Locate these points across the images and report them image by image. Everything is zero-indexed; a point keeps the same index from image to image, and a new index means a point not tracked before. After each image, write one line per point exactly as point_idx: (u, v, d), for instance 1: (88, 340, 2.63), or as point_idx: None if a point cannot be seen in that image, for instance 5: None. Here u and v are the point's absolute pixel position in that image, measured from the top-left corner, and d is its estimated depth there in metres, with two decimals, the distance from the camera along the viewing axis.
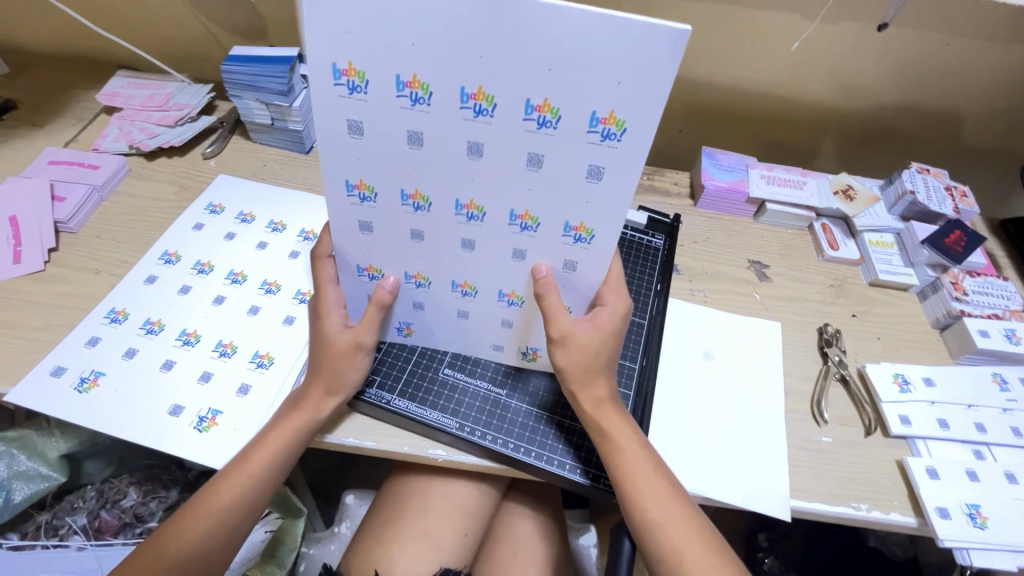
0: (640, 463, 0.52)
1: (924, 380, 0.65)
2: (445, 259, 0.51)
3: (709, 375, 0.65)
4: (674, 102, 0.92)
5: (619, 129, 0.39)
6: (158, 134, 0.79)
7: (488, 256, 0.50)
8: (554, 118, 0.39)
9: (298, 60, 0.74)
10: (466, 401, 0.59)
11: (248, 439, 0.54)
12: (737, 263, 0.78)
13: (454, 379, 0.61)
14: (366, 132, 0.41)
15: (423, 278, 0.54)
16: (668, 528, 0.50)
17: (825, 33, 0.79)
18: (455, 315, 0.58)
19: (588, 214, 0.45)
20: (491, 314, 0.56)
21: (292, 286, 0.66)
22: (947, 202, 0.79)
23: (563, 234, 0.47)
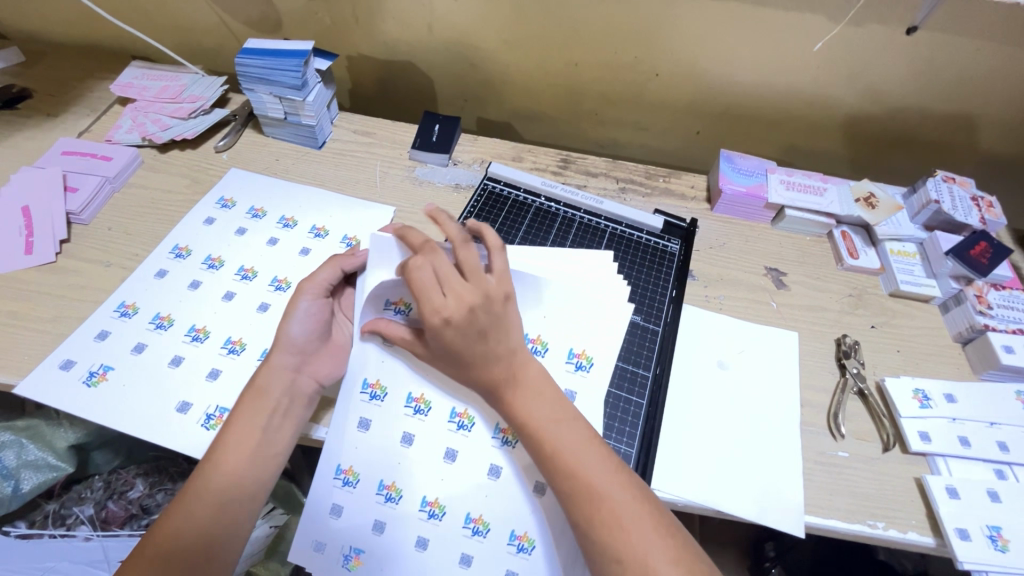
0: (565, 441, 0.49)
1: (945, 396, 0.64)
2: (451, 383, 0.56)
3: (723, 384, 0.64)
4: (692, 104, 0.91)
5: (587, 362, 0.59)
6: (171, 126, 0.78)
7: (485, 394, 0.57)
8: (551, 345, 0.59)
9: (312, 54, 0.73)
10: None
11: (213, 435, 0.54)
12: (755, 269, 0.76)
13: None
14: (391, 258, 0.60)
15: (423, 402, 0.56)
16: (611, 505, 0.46)
17: (851, 35, 0.77)
18: (438, 479, 0.54)
19: (588, 343, 0.59)
20: (484, 458, 0.54)
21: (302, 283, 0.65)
22: (973, 212, 0.76)
23: (567, 361, 0.59)
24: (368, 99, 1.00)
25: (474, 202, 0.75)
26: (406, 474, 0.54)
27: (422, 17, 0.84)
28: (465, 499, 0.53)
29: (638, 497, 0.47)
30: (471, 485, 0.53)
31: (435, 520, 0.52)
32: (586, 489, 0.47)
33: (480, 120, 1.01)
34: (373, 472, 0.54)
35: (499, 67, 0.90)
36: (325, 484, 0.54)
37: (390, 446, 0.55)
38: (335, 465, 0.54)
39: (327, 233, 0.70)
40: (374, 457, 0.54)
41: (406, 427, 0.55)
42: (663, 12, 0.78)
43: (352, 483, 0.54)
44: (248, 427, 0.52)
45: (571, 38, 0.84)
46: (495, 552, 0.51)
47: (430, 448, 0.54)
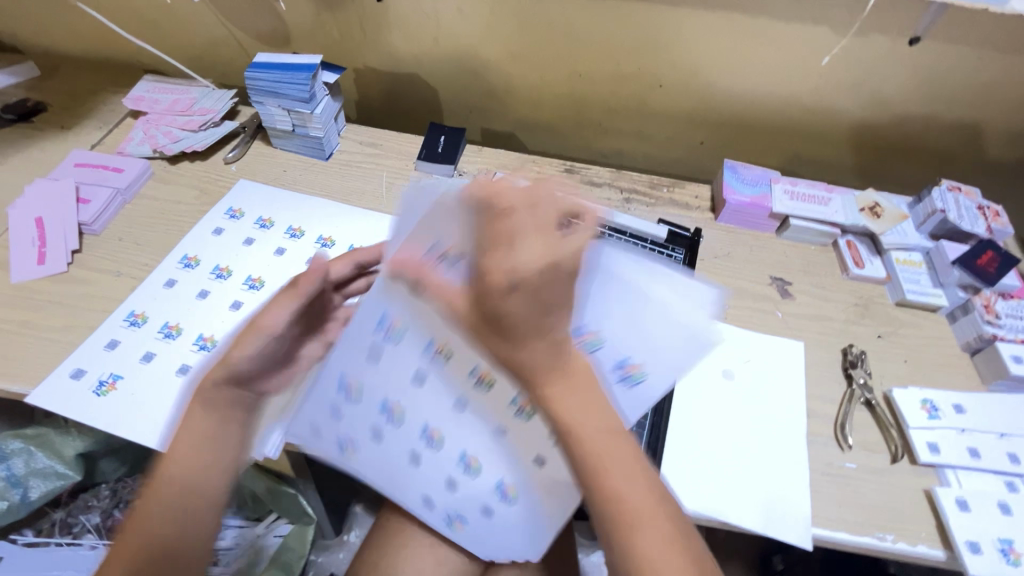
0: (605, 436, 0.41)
1: (954, 407, 0.63)
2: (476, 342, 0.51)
3: (728, 395, 0.64)
4: (695, 114, 0.91)
5: (636, 376, 0.54)
6: (181, 138, 0.80)
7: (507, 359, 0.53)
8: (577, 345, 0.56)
9: (320, 67, 0.74)
10: None
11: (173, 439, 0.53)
12: (760, 279, 0.76)
13: None
14: None
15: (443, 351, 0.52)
16: (615, 489, 0.40)
17: (854, 46, 0.77)
18: (443, 416, 0.53)
19: (643, 356, 0.55)
20: (496, 415, 0.51)
21: None
22: (979, 220, 0.76)
23: (614, 370, 0.55)
24: (374, 111, 1.01)
25: None
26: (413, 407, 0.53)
27: (429, 30, 0.85)
28: (466, 442, 0.53)
29: (648, 484, 0.41)
30: (473, 435, 0.53)
31: (433, 447, 0.53)
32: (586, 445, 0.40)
33: (485, 131, 1.01)
34: (368, 412, 0.53)
35: (504, 78, 0.91)
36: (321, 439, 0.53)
37: (399, 375, 0.52)
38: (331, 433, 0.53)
39: (334, 243, 0.71)
40: (380, 381, 0.53)
41: (418, 366, 0.52)
42: (667, 24, 0.79)
43: (354, 398, 0.53)
44: (193, 428, 0.49)
45: (574, 49, 0.85)
46: (480, 491, 0.53)
47: (427, 407, 0.53)
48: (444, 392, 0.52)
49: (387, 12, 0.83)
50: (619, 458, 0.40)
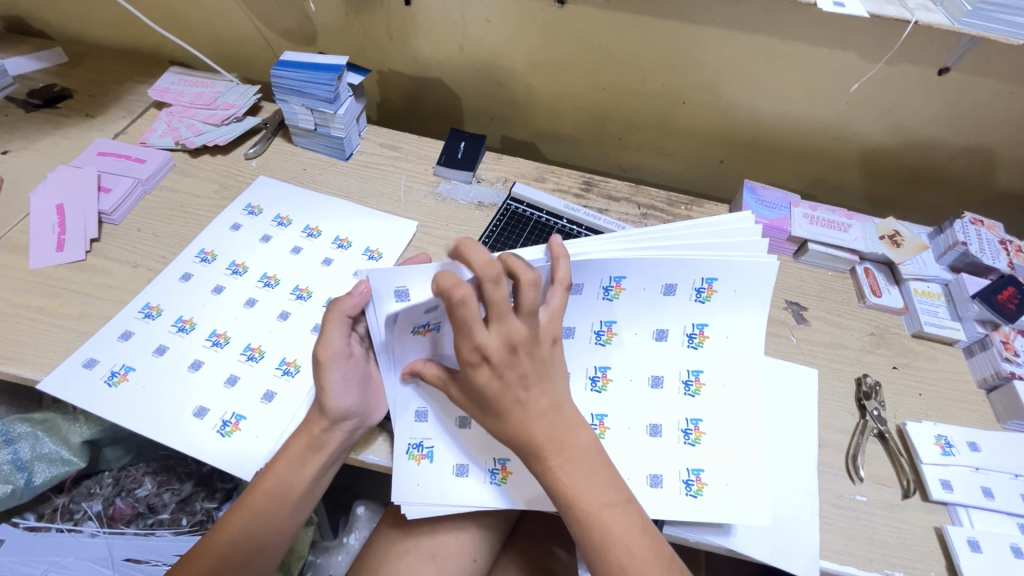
0: (547, 448, 0.48)
1: (968, 444, 0.62)
2: (646, 356, 0.61)
3: None
4: (718, 132, 0.91)
5: (696, 391, 0.59)
6: (204, 132, 0.80)
7: (654, 363, 0.60)
8: (693, 439, 0.58)
9: (346, 69, 0.74)
10: None
11: (268, 448, 0.54)
12: (774, 303, 0.76)
13: None
14: (604, 339, 0.61)
15: (609, 337, 0.61)
16: (548, 459, 0.48)
17: (884, 74, 0.77)
18: (610, 360, 0.61)
19: (713, 378, 0.60)
20: (674, 359, 0.60)
21: (323, 293, 0.66)
22: (1001, 256, 0.75)
23: (682, 380, 0.60)
24: (396, 113, 1.00)
25: (497, 223, 0.75)
26: (594, 359, 0.61)
27: (455, 36, 0.85)
28: (633, 354, 0.61)
29: (599, 456, 0.49)
30: (636, 342, 0.61)
31: (603, 345, 0.61)
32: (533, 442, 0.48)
33: (505, 138, 1.01)
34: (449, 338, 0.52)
35: (527, 87, 0.91)
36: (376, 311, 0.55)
37: (587, 318, 0.60)
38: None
39: (350, 244, 0.71)
40: (579, 317, 0.60)
41: (601, 315, 0.60)
42: (696, 42, 0.79)
43: None
44: (290, 451, 0.52)
45: (599, 63, 0.85)
46: (640, 371, 0.60)
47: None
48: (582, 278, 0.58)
49: (415, 16, 0.84)
50: (567, 464, 0.48)
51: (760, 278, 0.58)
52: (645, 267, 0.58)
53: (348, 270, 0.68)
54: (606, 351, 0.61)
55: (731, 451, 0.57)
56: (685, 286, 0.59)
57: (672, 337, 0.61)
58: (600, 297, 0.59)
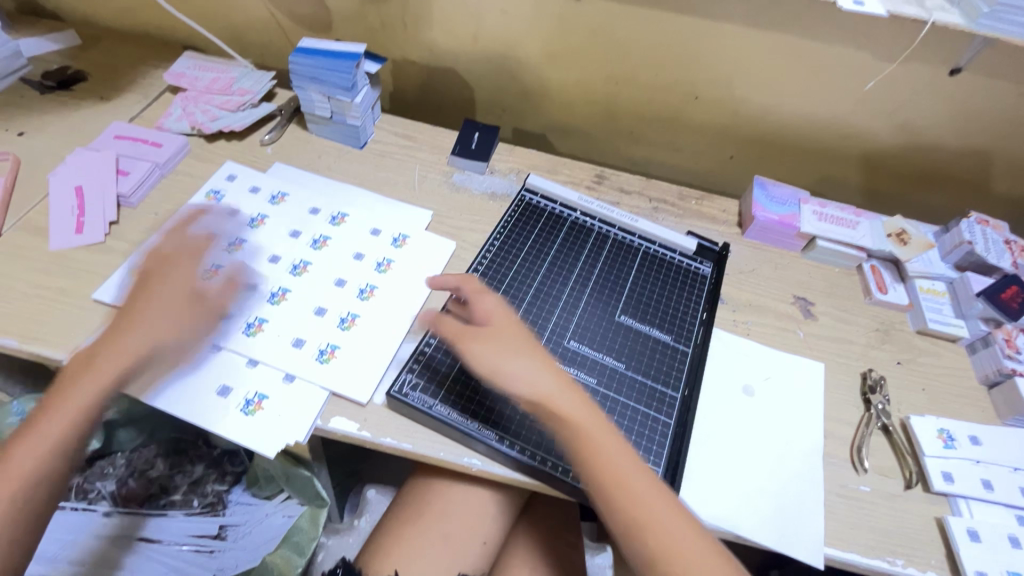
0: (577, 412, 0.53)
1: (969, 438, 0.64)
2: (387, 302, 0.65)
3: (751, 411, 0.64)
4: (729, 128, 0.92)
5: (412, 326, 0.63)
6: (220, 118, 0.80)
7: (394, 300, 0.65)
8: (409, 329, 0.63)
9: (363, 57, 0.75)
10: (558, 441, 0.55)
11: (287, 436, 0.55)
12: (783, 298, 0.77)
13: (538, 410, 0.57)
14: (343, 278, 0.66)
15: (374, 286, 0.66)
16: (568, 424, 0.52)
17: (893, 72, 0.78)
18: (341, 291, 0.65)
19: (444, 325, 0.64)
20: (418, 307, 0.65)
21: (358, 281, 0.66)
22: (1006, 255, 0.76)
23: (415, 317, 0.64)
24: (407, 103, 1.00)
25: (511, 215, 0.73)
26: (331, 292, 0.65)
27: (469, 25, 0.85)
28: (367, 281, 0.66)
29: (612, 434, 0.53)
30: (383, 289, 0.66)
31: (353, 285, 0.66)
32: (555, 414, 0.53)
33: (516, 130, 1.01)
34: (270, 281, 0.64)
35: (540, 79, 0.92)
36: (260, 262, 0.66)
37: (343, 256, 0.68)
38: (271, 248, 0.67)
39: (383, 234, 0.71)
40: (325, 259, 0.67)
41: (353, 254, 0.68)
42: (708, 39, 0.80)
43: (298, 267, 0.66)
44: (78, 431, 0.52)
45: (614, 55, 0.85)
46: (373, 306, 0.64)
47: (324, 266, 0.66)
48: (348, 234, 0.70)
49: (432, 6, 0.84)
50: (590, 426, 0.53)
51: (430, 264, 0.69)
52: (414, 252, 0.70)
53: (379, 260, 0.68)
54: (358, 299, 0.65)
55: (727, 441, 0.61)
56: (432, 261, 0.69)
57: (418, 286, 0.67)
58: (372, 253, 0.69)
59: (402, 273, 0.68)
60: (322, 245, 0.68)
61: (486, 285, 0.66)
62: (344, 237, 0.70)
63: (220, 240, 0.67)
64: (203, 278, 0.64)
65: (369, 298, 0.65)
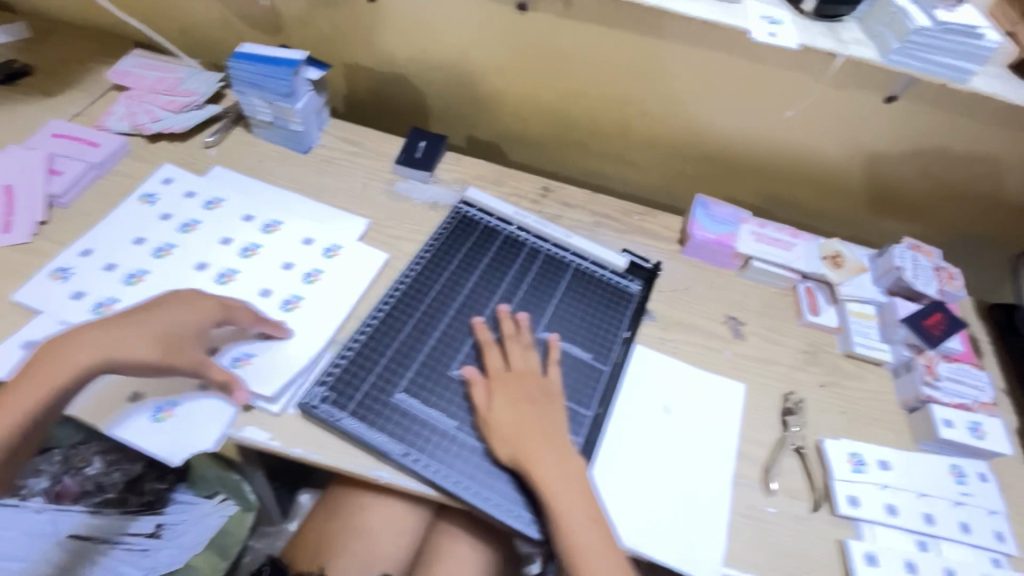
0: (542, 452, 0.56)
1: (880, 463, 0.66)
2: (313, 314, 0.65)
3: (667, 429, 0.65)
4: (678, 145, 0.92)
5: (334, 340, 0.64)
6: (161, 119, 0.80)
7: (318, 311, 0.65)
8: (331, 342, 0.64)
9: (303, 63, 0.75)
10: (463, 457, 0.56)
11: (195, 448, 0.55)
12: (714, 317, 0.78)
13: (447, 426, 0.57)
14: (270, 288, 0.66)
15: (301, 297, 0.66)
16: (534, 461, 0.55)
17: (831, 96, 0.79)
18: (267, 300, 0.65)
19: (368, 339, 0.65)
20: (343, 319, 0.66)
21: (284, 292, 0.66)
22: (933, 281, 0.78)
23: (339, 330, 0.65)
24: (362, 108, 1.00)
25: (445, 226, 0.74)
26: (257, 302, 0.65)
27: (419, 33, 0.86)
28: (294, 292, 0.66)
29: (574, 477, 0.56)
30: (308, 300, 0.66)
31: (280, 294, 0.66)
32: (517, 447, 0.56)
33: (470, 138, 1.01)
34: (195, 288, 0.64)
35: (491, 88, 0.92)
36: (186, 269, 0.66)
37: (272, 266, 0.68)
38: (200, 254, 0.67)
39: (317, 243, 0.71)
40: (255, 268, 0.67)
41: (283, 264, 0.68)
42: (653, 56, 0.81)
43: (226, 276, 0.66)
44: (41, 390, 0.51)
45: (563, 67, 0.86)
46: (298, 317, 0.65)
47: (252, 274, 0.67)
48: (280, 244, 0.70)
49: (381, 13, 0.84)
50: (549, 467, 0.55)
51: (361, 276, 0.69)
52: (345, 264, 0.70)
53: (308, 270, 0.69)
54: (283, 309, 0.65)
55: (641, 460, 0.62)
56: (364, 272, 0.70)
57: (346, 297, 0.67)
58: (303, 263, 0.69)
59: (331, 284, 0.68)
60: (251, 254, 0.68)
61: (411, 296, 0.66)
62: (277, 246, 0.70)
63: (149, 244, 0.67)
64: (127, 283, 0.64)
65: (294, 310, 0.65)
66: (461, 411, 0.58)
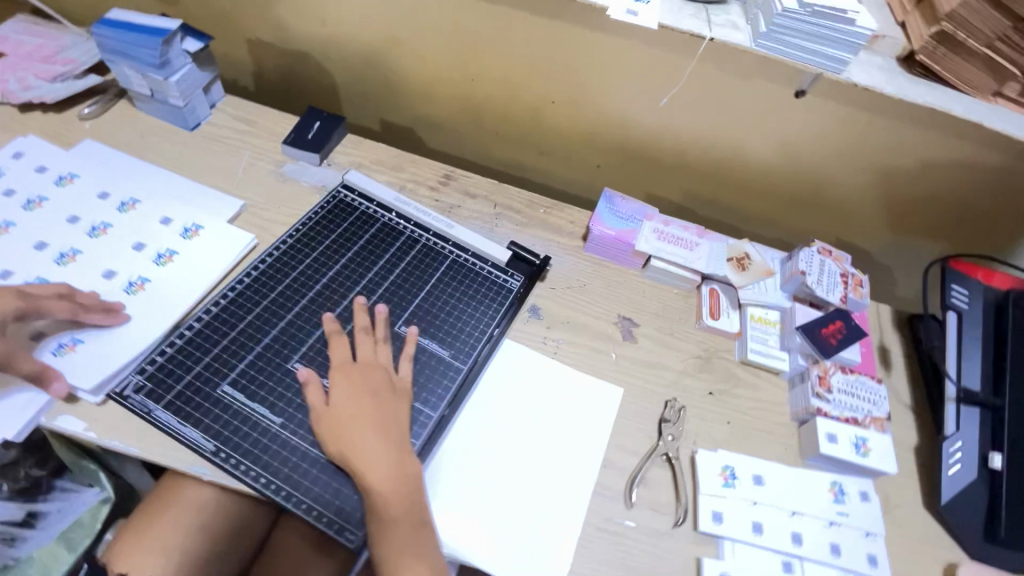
0: (371, 453, 0.52)
1: (754, 478, 0.62)
2: (158, 293, 0.61)
3: (528, 433, 0.61)
4: (592, 136, 0.88)
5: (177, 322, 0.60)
6: (33, 87, 0.75)
7: (163, 292, 0.61)
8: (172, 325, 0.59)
9: (176, 32, 0.71)
10: (284, 457, 0.52)
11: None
12: (606, 317, 0.74)
13: (270, 424, 0.53)
14: (114, 268, 0.62)
15: (147, 278, 0.62)
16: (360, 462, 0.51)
17: (741, 86, 0.74)
18: (109, 280, 0.61)
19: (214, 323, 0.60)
20: (189, 301, 0.61)
21: (129, 274, 0.62)
22: (838, 289, 0.74)
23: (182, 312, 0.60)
24: (271, 87, 0.96)
25: (318, 210, 0.70)
26: (96, 282, 0.61)
27: (318, 7, 0.82)
28: (141, 273, 0.62)
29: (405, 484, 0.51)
30: (155, 281, 0.62)
31: (123, 274, 0.62)
32: (345, 448, 0.52)
33: (384, 122, 0.97)
34: (28, 268, 0.60)
35: (398, 68, 0.87)
36: (23, 248, 0.62)
37: (122, 246, 0.64)
38: (41, 233, 0.63)
39: (176, 224, 0.67)
40: (101, 249, 0.63)
41: (134, 244, 0.64)
42: (556, 39, 0.76)
43: (66, 256, 0.62)
44: None
45: (468, 46, 0.81)
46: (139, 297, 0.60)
47: (97, 254, 0.63)
48: (135, 224, 0.66)
49: None
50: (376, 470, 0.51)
51: (219, 257, 0.65)
52: (202, 245, 0.66)
53: (161, 252, 0.65)
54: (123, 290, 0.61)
55: (491, 462, 0.58)
56: (222, 253, 0.66)
57: (197, 277, 0.63)
58: (157, 242, 0.65)
59: (183, 267, 0.64)
60: (101, 234, 0.64)
61: (264, 283, 0.62)
62: (131, 225, 0.66)
63: None
64: None
65: (137, 291, 0.61)
66: (293, 406, 0.55)
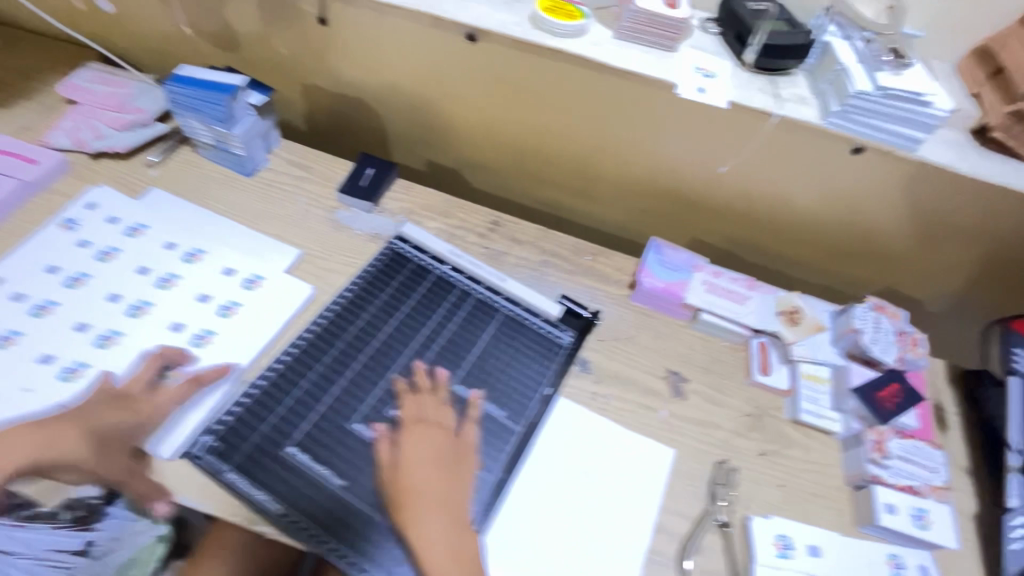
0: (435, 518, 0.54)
1: (810, 548, 0.62)
2: (223, 346, 0.63)
3: (580, 494, 0.61)
4: (639, 182, 0.88)
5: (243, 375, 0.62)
6: (104, 136, 0.79)
7: (229, 344, 0.63)
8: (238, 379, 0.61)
9: (242, 88, 0.74)
10: (347, 520, 0.54)
11: None
12: (655, 371, 0.73)
13: (333, 487, 0.55)
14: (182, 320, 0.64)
15: (212, 331, 0.64)
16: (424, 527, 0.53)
17: (795, 141, 0.74)
18: (177, 333, 0.63)
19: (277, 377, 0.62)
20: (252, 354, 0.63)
21: (196, 326, 0.64)
22: (893, 348, 0.73)
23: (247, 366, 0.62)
24: (320, 128, 0.98)
25: (374, 264, 0.72)
26: (166, 335, 0.63)
27: (373, 56, 0.84)
28: (207, 325, 0.65)
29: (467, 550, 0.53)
30: (220, 333, 0.64)
31: (191, 327, 0.64)
32: (410, 511, 0.53)
33: (429, 162, 0.98)
34: (102, 322, 0.63)
35: (447, 113, 0.89)
36: (97, 300, 0.64)
37: (187, 298, 0.66)
38: (113, 285, 0.66)
39: (239, 275, 0.69)
40: (169, 300, 0.66)
41: (199, 296, 0.67)
42: (609, 91, 0.77)
43: (137, 307, 0.65)
44: None
45: (519, 95, 0.82)
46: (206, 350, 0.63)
47: (165, 306, 0.65)
48: (200, 275, 0.69)
49: (334, 35, 0.82)
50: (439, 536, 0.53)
51: (279, 309, 0.67)
52: (263, 296, 0.68)
53: (224, 304, 0.67)
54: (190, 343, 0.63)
55: (544, 524, 0.59)
56: (282, 304, 0.68)
57: (260, 330, 0.65)
58: (220, 293, 0.67)
59: (246, 319, 0.66)
60: (168, 285, 0.67)
61: (325, 340, 0.65)
62: (196, 276, 0.68)
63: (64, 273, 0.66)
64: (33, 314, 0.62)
65: (204, 344, 0.63)
66: (355, 468, 0.56)
